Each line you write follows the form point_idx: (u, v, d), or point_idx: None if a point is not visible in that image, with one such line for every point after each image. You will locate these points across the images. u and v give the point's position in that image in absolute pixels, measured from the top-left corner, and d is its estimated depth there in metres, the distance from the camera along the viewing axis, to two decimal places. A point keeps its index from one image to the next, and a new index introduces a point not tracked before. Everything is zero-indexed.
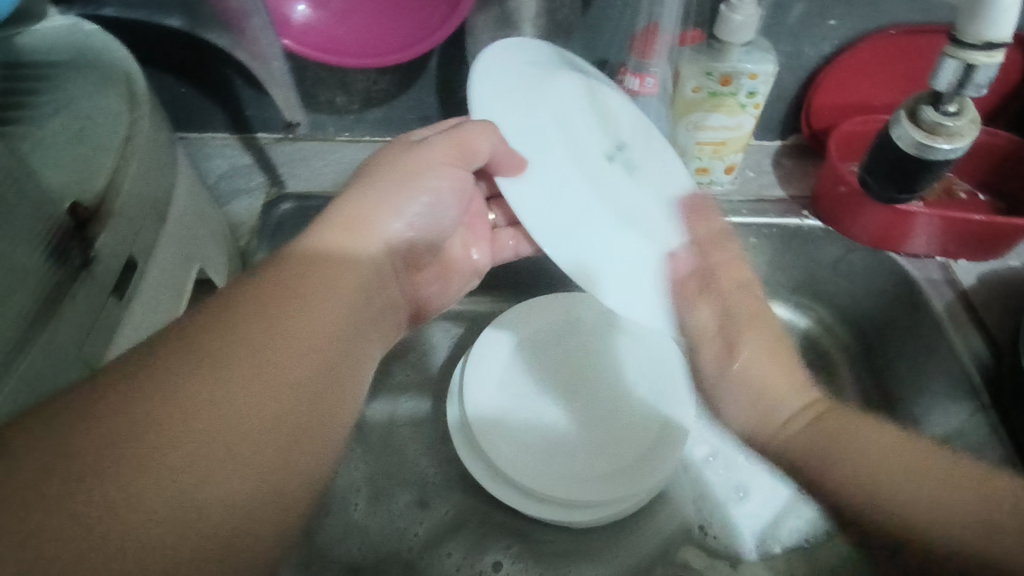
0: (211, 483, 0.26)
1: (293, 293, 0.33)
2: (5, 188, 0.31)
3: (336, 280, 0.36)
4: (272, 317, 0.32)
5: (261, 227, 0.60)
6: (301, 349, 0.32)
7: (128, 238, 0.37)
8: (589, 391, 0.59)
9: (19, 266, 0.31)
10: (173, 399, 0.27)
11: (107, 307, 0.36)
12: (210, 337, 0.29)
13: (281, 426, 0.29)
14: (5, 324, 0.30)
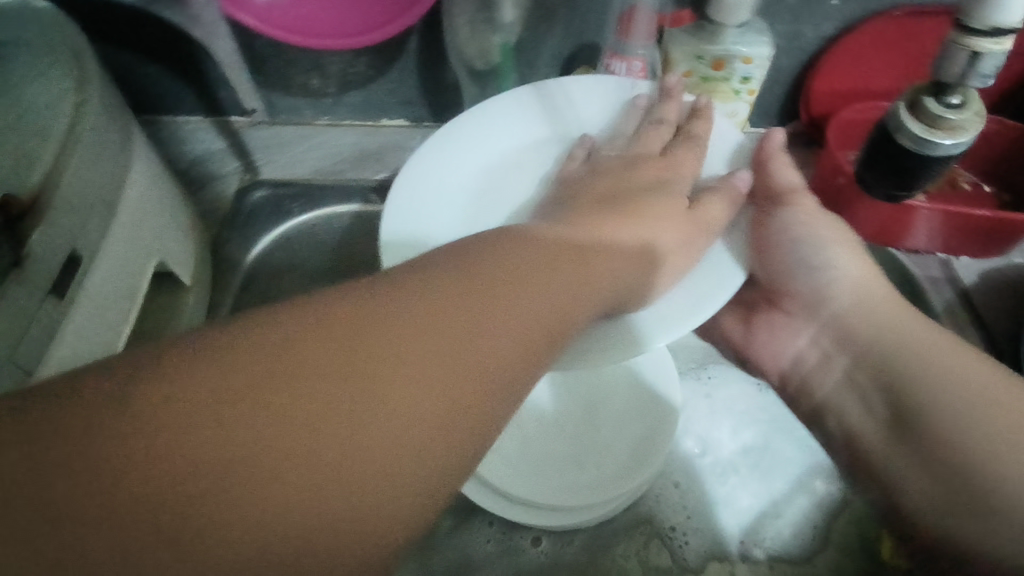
0: (245, 529, 0.21)
1: (452, 299, 0.27)
2: None
3: (506, 295, 0.28)
4: (395, 324, 0.25)
5: (232, 217, 0.61)
6: (441, 373, 0.25)
7: (69, 233, 0.35)
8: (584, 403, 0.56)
9: None
10: (243, 412, 0.22)
11: (46, 309, 0.34)
12: (310, 340, 0.24)
13: (390, 483, 0.23)
14: None
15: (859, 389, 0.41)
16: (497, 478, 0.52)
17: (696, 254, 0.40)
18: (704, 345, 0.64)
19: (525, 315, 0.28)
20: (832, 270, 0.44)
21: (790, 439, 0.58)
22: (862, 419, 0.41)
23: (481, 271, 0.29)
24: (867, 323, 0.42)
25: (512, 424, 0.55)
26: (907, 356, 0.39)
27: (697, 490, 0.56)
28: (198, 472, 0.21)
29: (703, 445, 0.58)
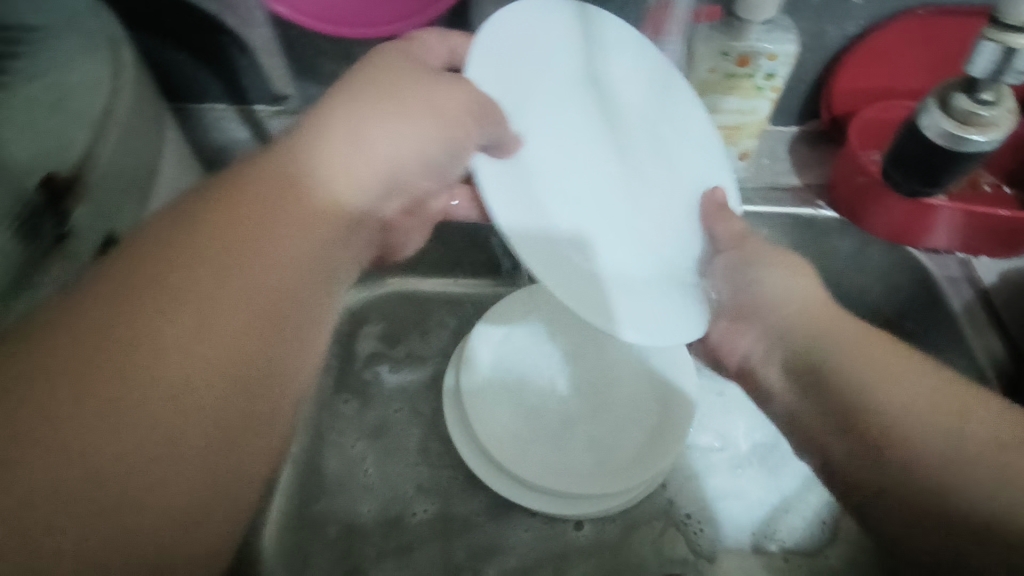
0: (190, 457, 0.26)
1: (238, 238, 0.30)
2: None
3: (290, 214, 0.32)
4: (172, 286, 0.28)
5: None
6: (228, 320, 0.28)
7: (107, 214, 0.36)
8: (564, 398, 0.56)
9: None
10: (64, 365, 0.25)
11: None
12: (115, 290, 0.27)
13: (211, 430, 0.27)
14: None
15: (805, 391, 0.39)
16: (516, 469, 0.52)
17: (663, 290, 0.41)
18: None
19: (303, 228, 0.32)
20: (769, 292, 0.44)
21: None
22: (825, 432, 0.37)
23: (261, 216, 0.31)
24: (804, 325, 0.41)
25: (525, 410, 0.55)
26: (837, 350, 0.38)
27: (712, 485, 0.56)
28: (85, 404, 0.25)
29: (717, 441, 0.58)
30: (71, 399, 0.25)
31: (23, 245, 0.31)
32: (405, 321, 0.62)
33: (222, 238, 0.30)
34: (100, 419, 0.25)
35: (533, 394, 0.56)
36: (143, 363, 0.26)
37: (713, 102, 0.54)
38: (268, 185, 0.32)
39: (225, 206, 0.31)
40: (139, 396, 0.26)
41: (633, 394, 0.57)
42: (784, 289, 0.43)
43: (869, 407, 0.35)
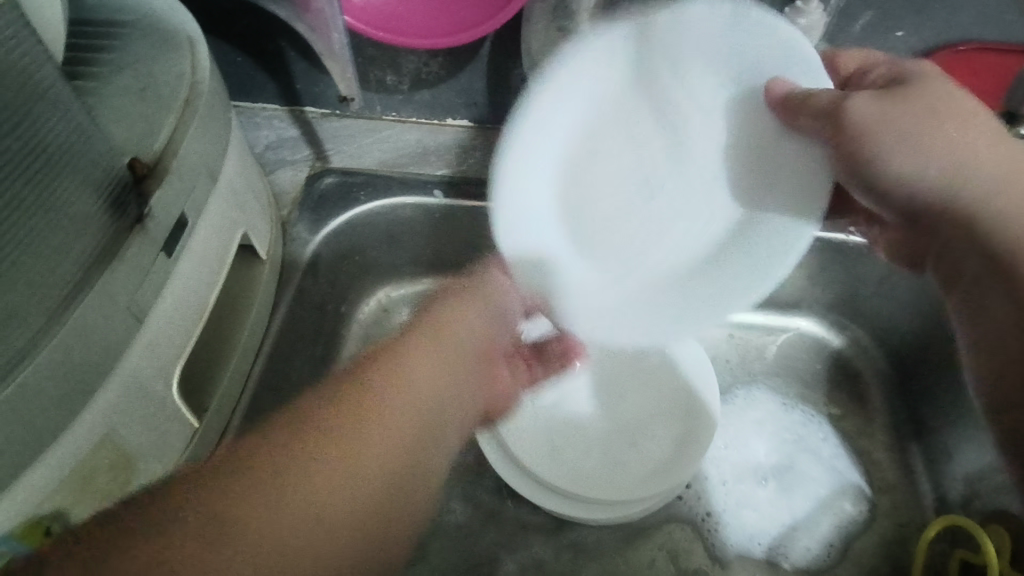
0: (319, 514, 0.34)
1: (340, 432, 0.37)
2: (72, 142, 0.31)
3: (388, 420, 0.39)
4: (302, 465, 0.35)
5: (303, 198, 0.60)
6: (350, 489, 0.36)
7: (180, 198, 0.38)
8: (610, 392, 0.59)
9: (81, 216, 0.32)
10: (247, 461, 0.34)
11: (157, 263, 0.37)
12: (259, 449, 0.35)
13: (359, 505, 0.36)
14: (65, 268, 0.31)
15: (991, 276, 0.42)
16: (541, 470, 0.54)
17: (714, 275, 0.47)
18: (740, 359, 0.66)
19: (386, 423, 0.39)
20: (889, 159, 0.41)
21: (819, 461, 0.59)
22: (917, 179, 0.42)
23: (337, 419, 0.38)
24: (982, 171, 0.40)
25: (548, 408, 0.57)
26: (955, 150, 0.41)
27: (729, 497, 0.57)
28: (265, 494, 0.33)
29: (736, 454, 0.59)
30: (217, 526, 0.31)
31: (111, 218, 0.34)
32: None
33: (277, 466, 0.34)
34: (276, 505, 0.33)
35: (556, 403, 0.58)
36: (313, 475, 0.35)
37: None
38: (347, 403, 0.39)
39: (382, 421, 0.39)
40: (261, 527, 0.32)
41: (656, 406, 0.58)
42: (930, 173, 0.41)
43: (993, 223, 0.41)
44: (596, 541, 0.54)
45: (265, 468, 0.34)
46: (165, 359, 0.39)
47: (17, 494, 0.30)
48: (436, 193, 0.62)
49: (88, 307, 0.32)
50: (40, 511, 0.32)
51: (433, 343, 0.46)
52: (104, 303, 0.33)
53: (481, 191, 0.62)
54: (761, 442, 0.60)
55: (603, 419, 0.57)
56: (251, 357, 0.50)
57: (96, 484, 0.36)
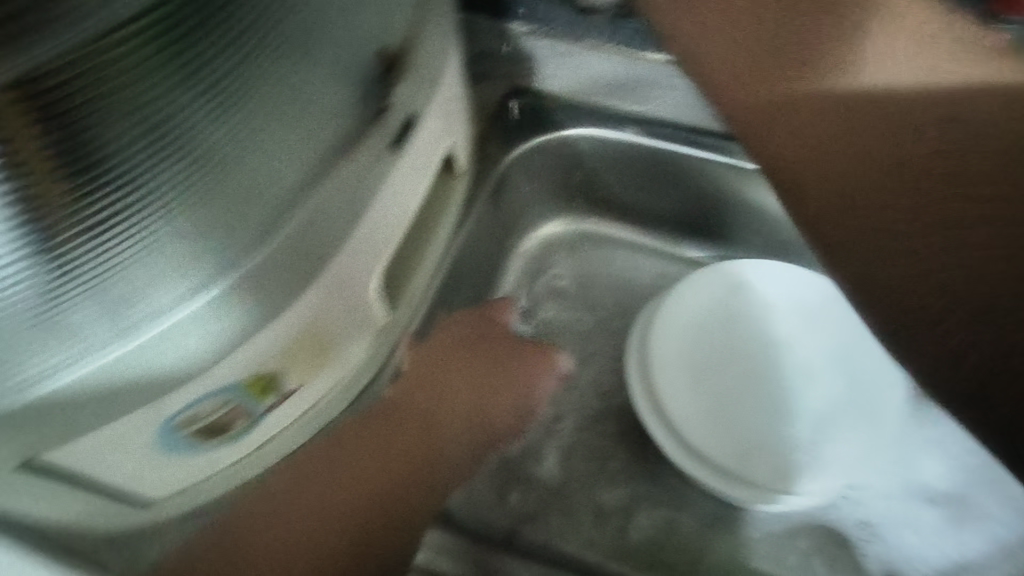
0: (303, 538, 0.44)
1: (353, 462, 0.46)
2: (304, 41, 0.31)
3: (388, 458, 0.47)
4: (320, 487, 0.45)
5: (496, 120, 0.60)
6: (341, 525, 0.45)
7: (410, 97, 0.37)
8: (765, 372, 0.56)
9: (327, 110, 0.34)
10: (299, 483, 0.45)
11: (381, 159, 0.36)
12: (316, 464, 0.46)
13: (349, 529, 0.45)
14: (305, 159, 0.33)
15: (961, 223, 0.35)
16: (692, 437, 0.54)
17: None
18: None
19: (376, 459, 0.47)
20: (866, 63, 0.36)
21: (1001, 501, 0.52)
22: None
23: (365, 450, 0.47)
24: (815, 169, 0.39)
25: (709, 378, 0.56)
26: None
27: (889, 520, 0.52)
28: (282, 514, 0.44)
29: (908, 469, 0.53)
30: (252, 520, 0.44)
31: (355, 108, 0.35)
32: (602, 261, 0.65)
33: (338, 472, 0.46)
34: (292, 504, 0.45)
35: (718, 373, 0.56)
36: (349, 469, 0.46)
37: None
38: (378, 432, 0.47)
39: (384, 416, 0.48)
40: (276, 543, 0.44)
41: (823, 406, 0.54)
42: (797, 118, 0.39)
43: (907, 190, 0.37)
44: (731, 521, 0.53)
45: (305, 487, 0.45)
46: (372, 257, 0.40)
47: (241, 354, 0.33)
48: (630, 130, 0.59)
49: (324, 195, 0.33)
50: (260, 370, 0.35)
51: (445, 404, 0.50)
52: (338, 194, 0.34)
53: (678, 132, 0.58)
54: (943, 462, 0.53)
55: (761, 402, 0.55)
56: (433, 269, 0.50)
57: (302, 360, 0.38)
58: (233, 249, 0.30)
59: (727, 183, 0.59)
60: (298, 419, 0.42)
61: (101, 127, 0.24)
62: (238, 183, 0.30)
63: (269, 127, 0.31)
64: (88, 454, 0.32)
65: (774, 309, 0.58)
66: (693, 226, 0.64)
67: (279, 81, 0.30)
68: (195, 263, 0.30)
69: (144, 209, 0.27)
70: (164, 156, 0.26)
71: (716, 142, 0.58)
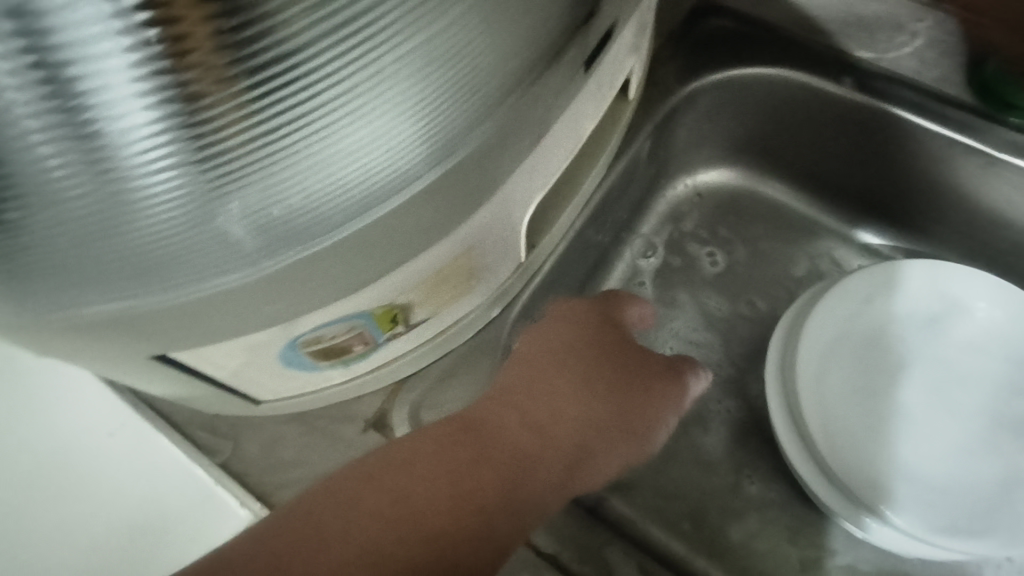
0: (378, 517, 0.31)
1: (436, 456, 0.34)
2: None
3: (497, 441, 0.36)
4: (399, 467, 0.33)
5: (681, 37, 0.50)
6: (456, 482, 0.33)
7: (622, 6, 0.30)
8: (933, 399, 0.48)
9: (540, 6, 0.26)
10: (331, 487, 0.32)
11: (575, 82, 0.30)
12: (395, 454, 0.34)
13: (450, 510, 0.32)
14: (497, 73, 0.26)
15: None
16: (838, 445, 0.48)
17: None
18: None
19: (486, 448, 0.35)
20: None
21: None
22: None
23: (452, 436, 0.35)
24: None
25: (864, 388, 0.49)
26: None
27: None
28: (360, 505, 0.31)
29: None
30: (284, 521, 0.31)
31: (572, 5, 0.27)
32: (759, 225, 0.58)
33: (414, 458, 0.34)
34: (366, 490, 0.32)
35: (876, 386, 0.49)
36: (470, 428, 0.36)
37: None
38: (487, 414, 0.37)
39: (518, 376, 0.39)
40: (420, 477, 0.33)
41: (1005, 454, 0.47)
42: None
43: None
44: (840, 540, 0.50)
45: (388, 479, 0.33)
46: (534, 191, 0.35)
47: (385, 283, 0.29)
48: (845, 82, 0.48)
49: (511, 118, 0.27)
50: (395, 300, 0.31)
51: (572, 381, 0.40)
52: (525, 118, 0.28)
53: (907, 97, 0.47)
54: None
55: (925, 434, 0.48)
56: (581, 206, 0.45)
57: (437, 295, 0.33)
58: (407, 172, 0.25)
59: (945, 168, 0.49)
60: (422, 346, 0.38)
61: (279, 2, 0.19)
62: (425, 89, 0.24)
63: (478, 44, 0.24)
64: (216, 356, 0.30)
65: (961, 332, 0.50)
66: (881, 207, 0.55)
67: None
68: (367, 182, 0.25)
69: (320, 113, 0.22)
70: (349, 50, 0.21)
71: (949, 118, 0.47)
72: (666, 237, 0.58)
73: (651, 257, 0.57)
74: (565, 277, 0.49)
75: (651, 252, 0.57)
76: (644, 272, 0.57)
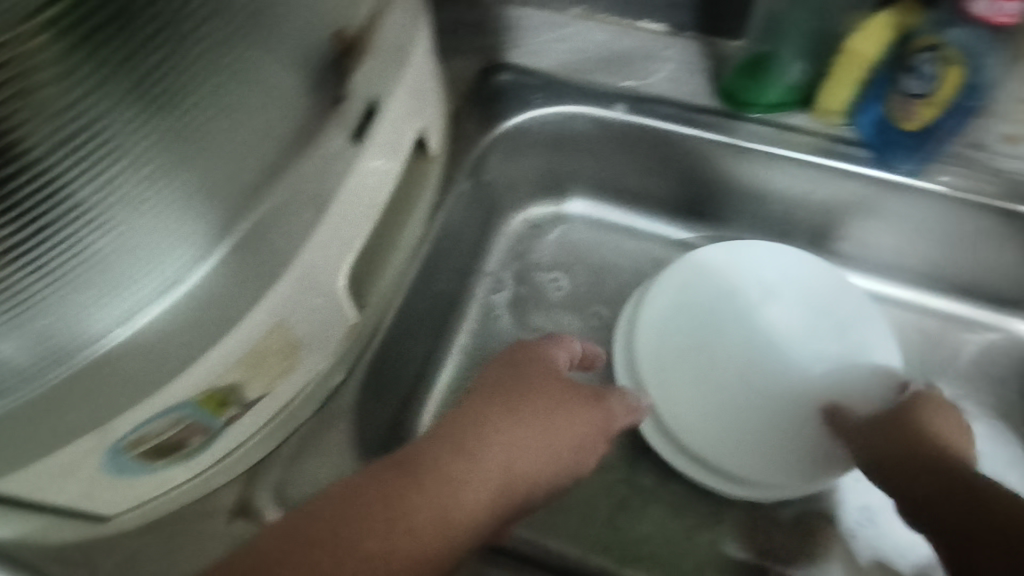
0: None
1: (362, 525, 0.35)
2: (247, 25, 0.27)
3: (423, 500, 0.37)
4: (325, 540, 0.34)
5: (476, 93, 0.56)
6: (379, 549, 0.35)
7: (377, 80, 0.35)
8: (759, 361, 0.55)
9: (281, 94, 0.30)
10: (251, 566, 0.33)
11: (347, 151, 0.34)
12: (321, 525, 0.35)
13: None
14: (251, 160, 0.29)
15: None
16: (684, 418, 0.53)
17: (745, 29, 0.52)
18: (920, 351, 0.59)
19: (411, 509, 0.37)
20: None
21: None
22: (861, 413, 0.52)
23: (379, 500, 0.36)
24: None
25: (703, 362, 0.55)
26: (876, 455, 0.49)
27: (878, 512, 0.53)
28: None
29: None
30: None
31: (309, 97, 0.31)
32: (590, 242, 0.64)
33: (342, 527, 0.35)
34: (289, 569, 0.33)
35: (712, 358, 0.55)
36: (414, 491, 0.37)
37: None
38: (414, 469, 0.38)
39: (460, 430, 0.41)
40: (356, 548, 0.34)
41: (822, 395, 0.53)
42: None
43: None
44: (719, 509, 0.53)
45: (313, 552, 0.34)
46: (341, 252, 0.37)
47: (195, 373, 0.30)
48: (618, 108, 0.55)
49: (283, 192, 0.30)
50: (216, 385, 0.32)
51: (496, 425, 0.42)
52: (297, 191, 0.31)
53: (669, 110, 0.55)
54: None
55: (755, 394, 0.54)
56: (412, 258, 0.48)
57: (264, 369, 0.35)
58: (189, 257, 0.28)
59: (715, 163, 0.57)
60: (269, 419, 0.39)
61: (20, 132, 0.21)
62: (184, 179, 0.27)
63: (229, 134, 0.28)
64: (37, 482, 0.30)
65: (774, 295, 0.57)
66: (684, 207, 0.62)
67: (233, 84, 0.27)
68: (147, 273, 0.27)
69: (89, 223, 0.24)
70: (103, 163, 0.24)
71: (707, 122, 0.55)
72: (512, 270, 0.62)
73: (502, 291, 0.61)
74: (416, 325, 0.51)
75: (501, 286, 0.61)
76: (498, 305, 0.60)
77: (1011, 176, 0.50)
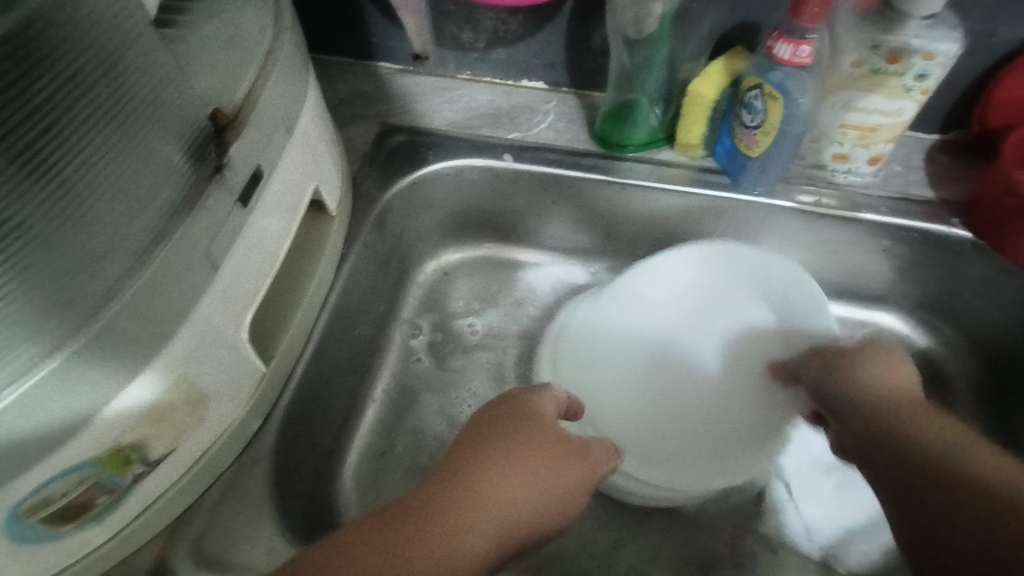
0: None
1: None
2: (123, 118, 0.30)
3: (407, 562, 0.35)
4: None
5: (374, 154, 0.61)
6: None
7: (259, 147, 0.39)
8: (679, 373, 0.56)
9: (165, 168, 0.33)
10: None
11: (234, 213, 0.37)
12: None
13: None
14: (135, 230, 0.32)
15: None
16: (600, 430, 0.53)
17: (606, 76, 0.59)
18: None
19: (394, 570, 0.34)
20: None
21: None
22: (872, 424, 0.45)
23: (358, 562, 0.34)
24: None
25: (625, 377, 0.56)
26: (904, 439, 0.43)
27: (796, 489, 0.57)
28: None
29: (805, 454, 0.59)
30: None
31: (192, 167, 0.35)
32: (500, 281, 0.68)
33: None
34: None
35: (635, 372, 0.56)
36: (422, 532, 0.36)
37: (852, 99, 0.50)
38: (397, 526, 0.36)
39: (466, 480, 0.40)
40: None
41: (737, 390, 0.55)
42: None
43: None
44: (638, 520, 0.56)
45: None
46: (240, 305, 0.40)
47: (93, 431, 0.32)
48: (506, 157, 0.61)
49: (170, 254, 0.33)
50: (121, 442, 0.34)
51: (488, 479, 0.40)
52: (186, 250, 0.34)
53: (551, 156, 0.61)
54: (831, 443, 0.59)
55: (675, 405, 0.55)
56: (320, 310, 0.51)
57: (171, 424, 0.37)
58: (31, 358, 0.28)
59: (600, 200, 0.62)
60: (182, 476, 0.40)
61: None
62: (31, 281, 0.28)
63: (110, 205, 0.31)
64: None
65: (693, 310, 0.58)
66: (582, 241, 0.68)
67: (86, 187, 0.29)
68: (34, 338, 0.28)
69: None
70: None
71: (584, 164, 0.61)
72: (428, 315, 0.65)
73: (420, 335, 0.64)
74: (332, 375, 0.54)
75: (419, 330, 0.64)
76: (417, 349, 0.63)
77: (848, 188, 0.57)
